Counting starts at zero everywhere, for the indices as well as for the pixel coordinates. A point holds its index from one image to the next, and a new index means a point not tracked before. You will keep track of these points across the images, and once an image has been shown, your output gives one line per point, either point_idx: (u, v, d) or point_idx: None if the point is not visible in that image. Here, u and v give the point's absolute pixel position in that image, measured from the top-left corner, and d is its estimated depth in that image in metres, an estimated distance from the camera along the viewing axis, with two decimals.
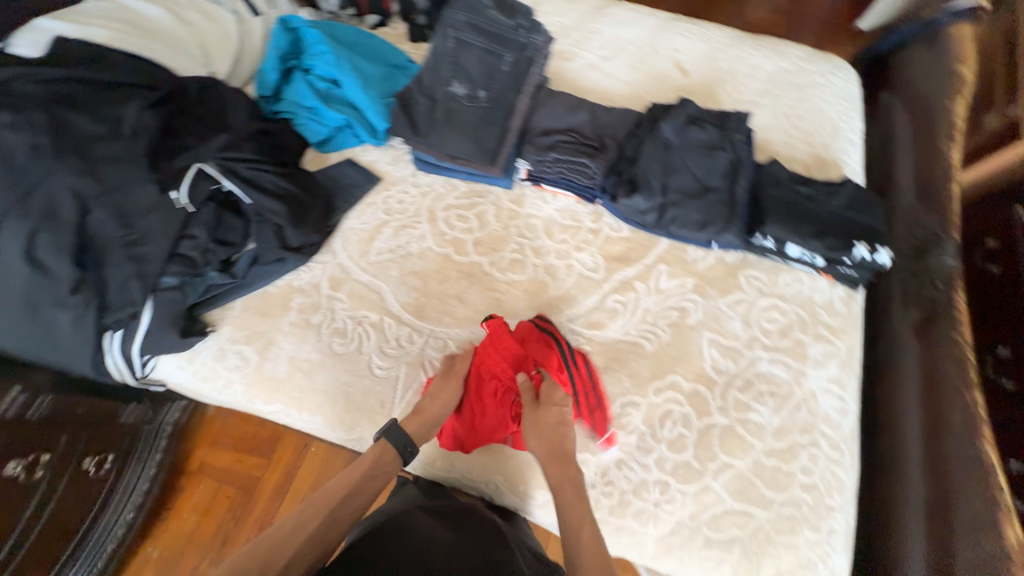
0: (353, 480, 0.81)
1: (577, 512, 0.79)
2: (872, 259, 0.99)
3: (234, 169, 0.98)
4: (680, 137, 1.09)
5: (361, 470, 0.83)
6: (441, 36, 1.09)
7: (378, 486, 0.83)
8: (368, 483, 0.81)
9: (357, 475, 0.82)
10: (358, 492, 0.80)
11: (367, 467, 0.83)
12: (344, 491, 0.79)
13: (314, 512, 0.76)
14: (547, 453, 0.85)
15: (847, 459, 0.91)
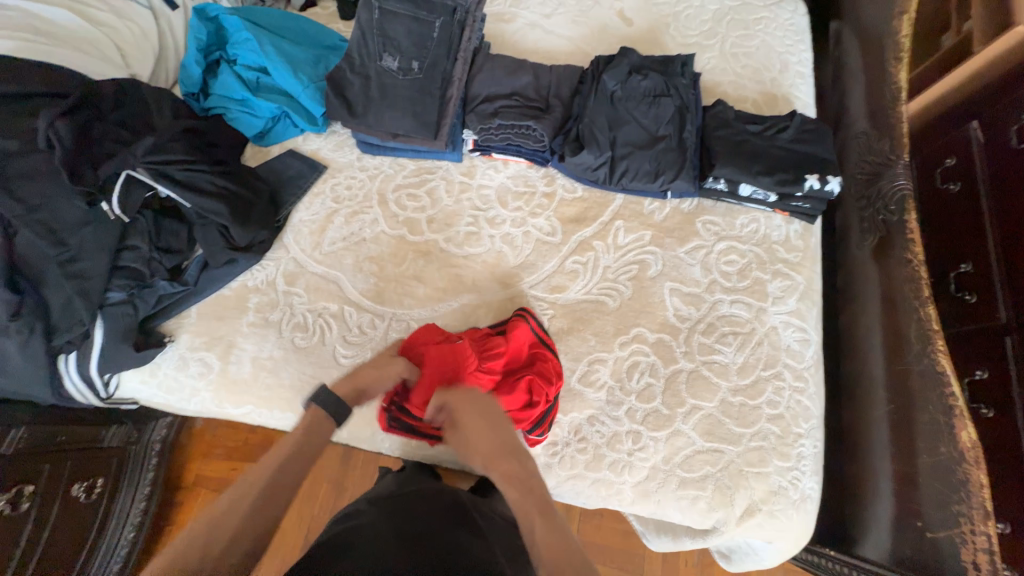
0: (287, 454, 0.70)
1: (530, 506, 0.67)
2: (823, 188, 0.99)
3: (166, 173, 0.94)
4: (624, 88, 1.07)
5: (294, 442, 0.72)
6: (365, 9, 1.04)
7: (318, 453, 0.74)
8: (306, 452, 0.72)
9: (290, 447, 0.71)
10: (295, 463, 0.70)
11: (301, 438, 0.73)
12: (275, 468, 0.68)
13: (245, 491, 0.66)
14: (483, 452, 0.74)
15: (811, 388, 0.93)
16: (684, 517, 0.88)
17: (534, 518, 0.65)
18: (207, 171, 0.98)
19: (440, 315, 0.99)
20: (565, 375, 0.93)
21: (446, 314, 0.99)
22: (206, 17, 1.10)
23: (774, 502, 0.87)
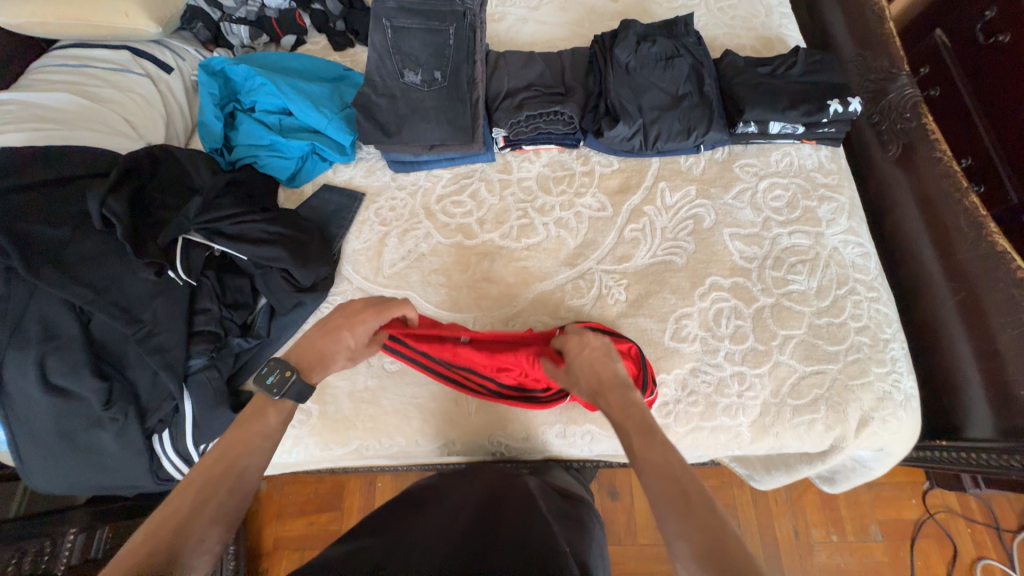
0: (260, 436, 0.68)
1: (632, 427, 0.69)
2: (847, 110, 1.05)
3: (219, 230, 0.92)
4: (636, 57, 1.10)
5: (264, 425, 0.69)
6: (377, 30, 1.05)
7: (276, 436, 0.71)
8: (270, 437, 0.70)
9: (259, 433, 0.69)
10: (264, 445, 0.68)
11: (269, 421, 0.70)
12: (246, 452, 0.66)
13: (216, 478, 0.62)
14: (591, 382, 0.78)
15: (884, 295, 0.98)
16: (803, 443, 0.91)
17: (635, 435, 0.68)
18: (258, 220, 0.96)
19: (520, 310, 1.00)
20: (656, 336, 0.95)
21: (524, 306, 1.01)
22: (212, 71, 1.08)
23: (883, 407, 0.90)
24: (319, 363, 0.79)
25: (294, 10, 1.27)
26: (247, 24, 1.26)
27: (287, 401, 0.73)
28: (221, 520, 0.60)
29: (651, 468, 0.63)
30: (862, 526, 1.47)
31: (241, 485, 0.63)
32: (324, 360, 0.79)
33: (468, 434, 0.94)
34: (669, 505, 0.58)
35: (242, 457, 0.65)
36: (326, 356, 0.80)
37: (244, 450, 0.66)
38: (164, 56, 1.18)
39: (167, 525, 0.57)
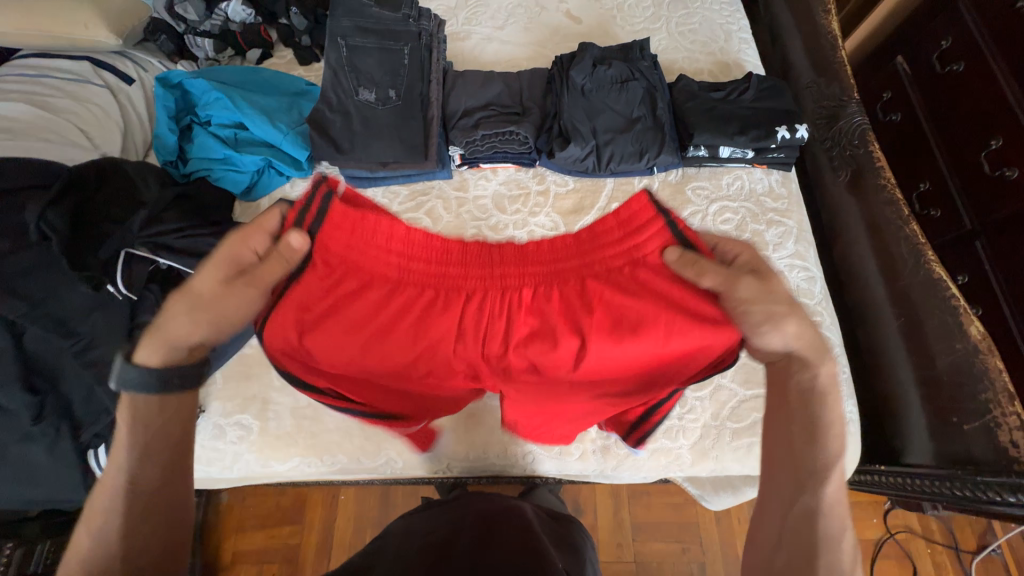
0: (133, 458, 0.57)
1: (809, 454, 0.61)
2: (794, 137, 1.07)
3: (165, 243, 0.92)
4: (592, 80, 1.12)
5: (125, 442, 0.58)
6: (332, 47, 1.04)
7: (158, 446, 0.59)
8: (146, 459, 0.58)
9: (124, 459, 0.57)
10: (141, 463, 0.58)
11: (135, 424, 0.58)
12: (121, 476, 0.57)
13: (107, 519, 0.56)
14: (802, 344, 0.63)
15: (827, 319, 1.00)
16: (744, 466, 0.91)
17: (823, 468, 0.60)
18: (207, 235, 0.97)
19: None
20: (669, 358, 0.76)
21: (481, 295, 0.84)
22: (170, 84, 1.08)
23: None
24: (160, 333, 0.59)
25: (259, 25, 1.28)
26: (211, 37, 1.27)
27: (127, 395, 0.58)
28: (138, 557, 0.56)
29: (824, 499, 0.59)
30: None
31: (152, 493, 0.58)
32: (170, 334, 0.59)
33: (411, 452, 0.94)
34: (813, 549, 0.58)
35: (130, 470, 0.57)
36: (169, 324, 0.59)
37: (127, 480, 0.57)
38: (126, 68, 1.19)
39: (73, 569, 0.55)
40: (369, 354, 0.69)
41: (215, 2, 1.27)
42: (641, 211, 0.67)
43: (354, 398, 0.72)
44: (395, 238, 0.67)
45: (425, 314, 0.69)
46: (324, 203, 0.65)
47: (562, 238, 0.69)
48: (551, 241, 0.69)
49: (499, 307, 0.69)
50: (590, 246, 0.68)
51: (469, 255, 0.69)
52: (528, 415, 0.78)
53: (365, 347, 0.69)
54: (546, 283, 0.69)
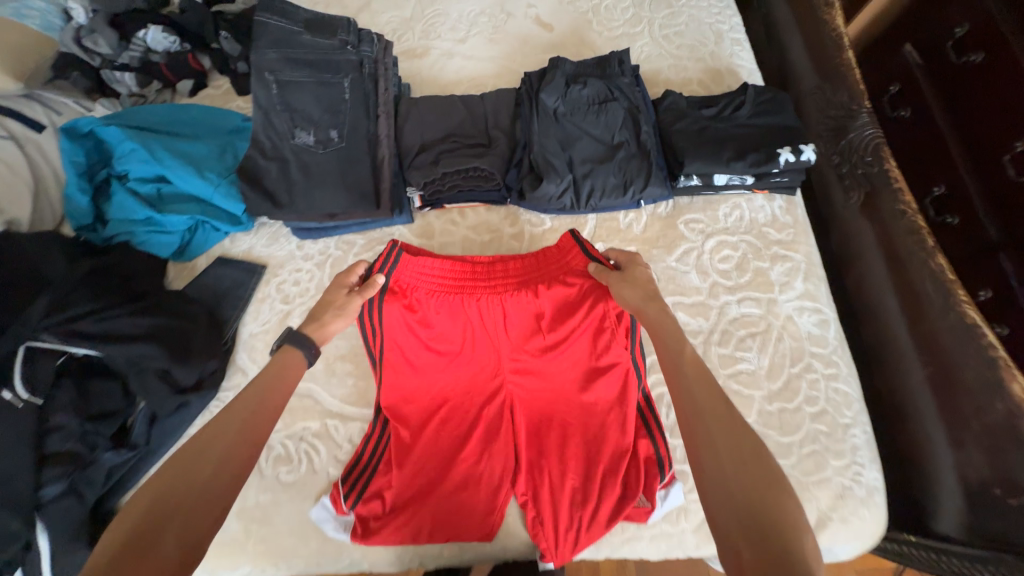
0: (270, 391, 0.67)
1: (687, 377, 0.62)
2: (800, 159, 0.93)
3: (79, 330, 0.80)
4: (566, 102, 0.98)
5: (265, 378, 0.69)
6: (259, 84, 0.89)
7: (288, 388, 0.70)
8: (273, 393, 0.67)
9: (264, 387, 0.67)
10: (269, 397, 0.67)
11: (274, 369, 0.71)
12: (254, 400, 0.65)
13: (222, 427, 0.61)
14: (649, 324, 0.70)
15: (844, 370, 0.87)
16: None
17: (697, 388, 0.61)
18: (127, 313, 0.84)
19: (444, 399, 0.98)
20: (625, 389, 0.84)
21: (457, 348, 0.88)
22: (78, 133, 0.93)
23: (843, 505, 0.79)
24: (313, 318, 0.78)
25: (187, 53, 1.12)
26: (132, 71, 1.11)
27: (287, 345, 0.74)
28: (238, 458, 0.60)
29: (704, 379, 0.62)
30: None
31: (255, 421, 0.63)
32: (322, 321, 0.78)
33: (378, 554, 0.81)
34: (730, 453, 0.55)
35: (249, 404, 0.65)
36: (320, 312, 0.79)
37: (256, 402, 0.65)
38: (34, 112, 1.03)
39: (170, 473, 0.56)
40: (398, 408, 0.85)
41: (130, 30, 1.10)
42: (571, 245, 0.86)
43: (384, 469, 0.82)
44: (419, 288, 0.85)
45: (441, 363, 0.87)
46: (394, 254, 0.85)
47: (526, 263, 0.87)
48: (521, 265, 0.87)
49: (491, 325, 0.86)
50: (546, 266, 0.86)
51: (473, 296, 0.85)
52: (542, 461, 0.82)
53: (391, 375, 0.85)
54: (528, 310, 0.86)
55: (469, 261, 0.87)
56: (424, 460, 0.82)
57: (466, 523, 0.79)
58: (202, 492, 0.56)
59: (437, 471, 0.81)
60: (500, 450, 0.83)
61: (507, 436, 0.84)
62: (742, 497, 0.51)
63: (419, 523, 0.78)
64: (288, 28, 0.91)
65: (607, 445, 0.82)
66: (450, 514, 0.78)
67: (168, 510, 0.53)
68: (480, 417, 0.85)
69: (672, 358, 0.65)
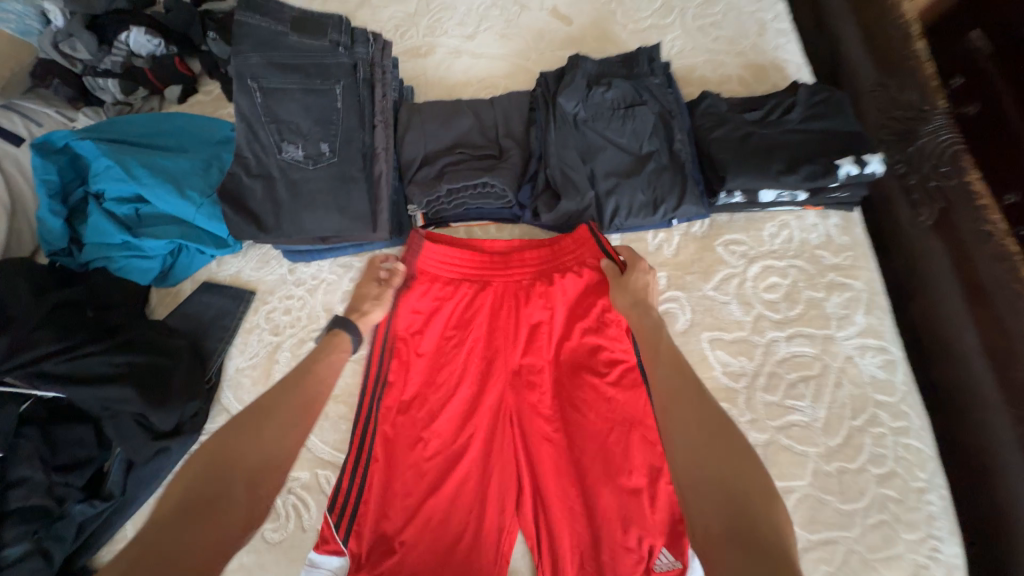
0: (322, 375, 0.72)
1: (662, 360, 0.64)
2: (864, 172, 0.79)
3: (46, 371, 0.73)
4: (587, 107, 0.86)
5: (317, 360, 0.73)
6: (242, 93, 0.80)
7: (332, 376, 0.72)
8: (323, 376, 0.72)
9: (316, 370, 0.72)
10: (314, 383, 0.70)
11: (322, 353, 0.74)
12: (305, 384, 0.70)
13: (265, 410, 0.65)
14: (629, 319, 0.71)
15: (917, 423, 0.74)
16: None
17: (665, 371, 0.63)
18: (99, 352, 0.76)
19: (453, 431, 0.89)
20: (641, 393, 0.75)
21: (462, 349, 0.81)
22: (53, 149, 0.85)
23: None
24: (354, 309, 0.80)
25: (173, 56, 1.04)
26: (115, 77, 1.02)
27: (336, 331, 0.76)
28: (288, 431, 0.64)
29: (681, 372, 0.62)
30: None
31: (299, 404, 0.67)
32: (362, 311, 0.79)
33: None
34: (705, 427, 0.56)
35: (299, 385, 0.69)
36: (359, 304, 0.80)
37: (316, 378, 0.71)
38: (12, 123, 0.95)
39: (220, 445, 0.60)
40: (390, 423, 0.78)
41: (112, 33, 1.01)
42: (584, 240, 0.81)
43: (375, 494, 0.74)
44: (438, 276, 0.83)
45: (437, 373, 0.80)
46: (419, 243, 0.83)
47: (538, 256, 0.83)
48: (534, 257, 0.83)
49: (502, 320, 0.82)
50: (561, 260, 0.82)
51: (486, 288, 0.83)
52: (553, 470, 0.74)
53: (394, 375, 0.80)
54: (540, 307, 0.81)
55: (483, 254, 0.85)
56: (419, 483, 0.75)
57: (469, 558, 0.71)
58: (249, 469, 0.59)
59: (435, 498, 0.74)
60: (503, 473, 0.75)
61: (511, 449, 0.76)
62: (713, 483, 0.51)
63: (421, 540, 0.72)
64: (272, 28, 0.80)
65: (628, 459, 0.72)
66: (450, 543, 0.72)
67: (210, 491, 0.56)
68: (483, 422, 0.78)
69: (650, 345, 0.67)
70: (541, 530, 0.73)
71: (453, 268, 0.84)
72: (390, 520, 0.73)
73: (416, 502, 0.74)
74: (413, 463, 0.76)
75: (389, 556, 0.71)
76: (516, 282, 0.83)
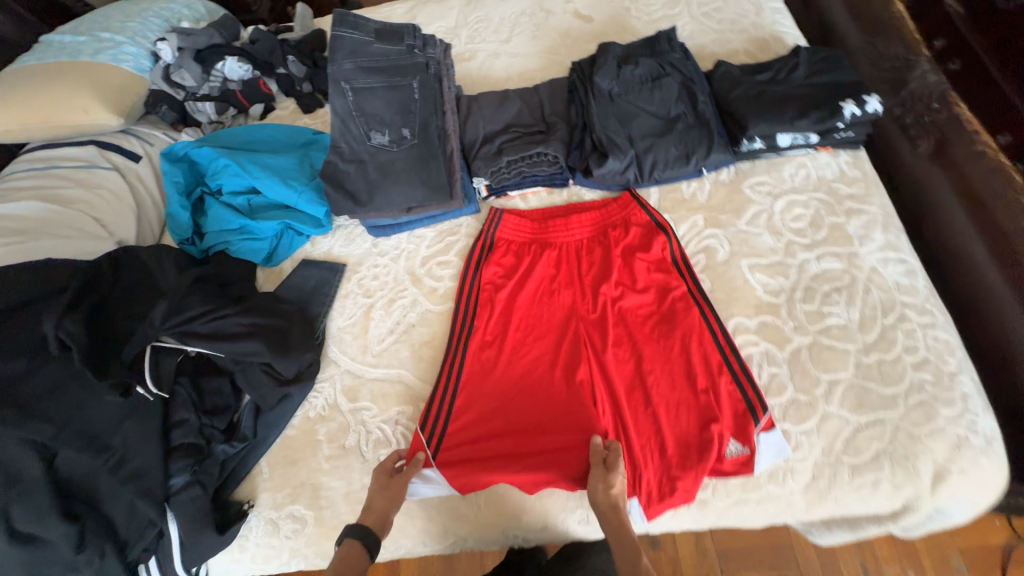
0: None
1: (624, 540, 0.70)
2: (865, 111, 0.92)
3: (191, 330, 0.85)
4: (620, 83, 1.01)
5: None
6: (337, 93, 0.96)
7: None
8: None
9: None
10: None
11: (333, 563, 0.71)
12: None
13: None
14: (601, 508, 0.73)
15: (941, 318, 0.84)
16: (870, 506, 0.77)
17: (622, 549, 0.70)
18: (232, 313, 0.89)
19: None
20: (694, 311, 0.88)
21: (534, 293, 0.96)
22: (175, 157, 1.03)
23: (961, 456, 0.76)
24: (368, 506, 0.77)
25: (258, 78, 1.22)
26: (212, 100, 1.21)
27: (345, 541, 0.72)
28: None
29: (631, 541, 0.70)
30: (942, 558, 1.14)
31: None
32: (372, 505, 0.77)
33: (477, 526, 0.83)
34: None
35: None
36: (373, 499, 0.78)
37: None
38: (131, 145, 1.13)
39: None
40: (474, 358, 0.91)
41: (210, 64, 1.22)
42: (630, 204, 0.99)
43: (464, 414, 0.86)
44: (511, 241, 1.01)
45: (513, 314, 0.94)
46: (498, 216, 1.02)
47: (595, 217, 1.00)
48: (591, 218, 1.00)
49: (567, 270, 0.97)
50: (612, 219, 0.99)
51: (551, 246, 0.99)
52: (623, 385, 0.85)
53: (478, 319, 0.95)
54: (599, 256, 0.97)
55: (547, 218, 1.02)
56: (505, 404, 0.87)
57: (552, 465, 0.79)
58: None
59: (519, 415, 0.85)
60: (578, 391, 0.86)
61: (585, 370, 0.87)
62: None
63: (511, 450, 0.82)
64: (359, 39, 0.99)
65: (689, 367, 0.84)
66: (534, 452, 0.82)
67: None
68: (558, 349, 0.90)
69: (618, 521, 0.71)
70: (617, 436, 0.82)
71: (523, 235, 1.01)
72: (478, 437, 0.84)
73: (502, 419, 0.85)
74: (497, 388, 0.88)
75: (482, 465, 0.82)
76: (576, 240, 0.99)
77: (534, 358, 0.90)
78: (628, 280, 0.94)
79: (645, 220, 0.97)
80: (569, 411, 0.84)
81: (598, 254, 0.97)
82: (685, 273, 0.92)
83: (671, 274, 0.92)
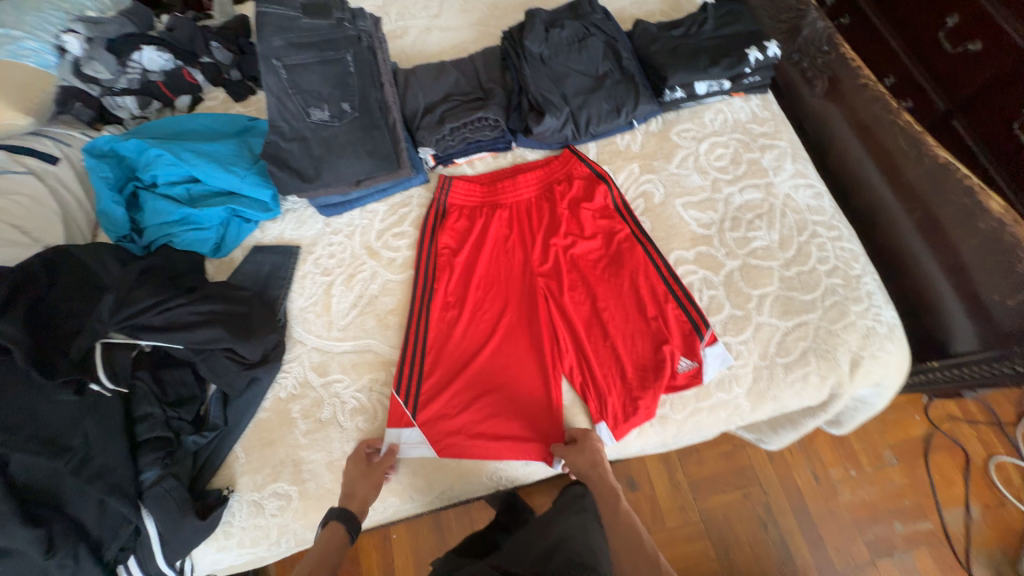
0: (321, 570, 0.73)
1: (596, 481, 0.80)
2: (766, 56, 1.03)
3: (144, 324, 0.83)
4: (549, 46, 1.06)
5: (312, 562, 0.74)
6: (269, 72, 0.96)
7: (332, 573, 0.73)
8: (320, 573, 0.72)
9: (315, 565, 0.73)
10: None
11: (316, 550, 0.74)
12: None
13: None
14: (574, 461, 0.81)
15: (845, 232, 0.97)
16: (803, 399, 0.87)
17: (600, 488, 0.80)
18: (185, 302, 0.86)
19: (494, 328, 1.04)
20: (638, 249, 0.95)
21: (490, 251, 1.00)
22: (101, 153, 0.99)
23: (871, 344, 0.88)
24: (348, 492, 0.79)
25: (180, 69, 1.17)
26: (132, 94, 1.15)
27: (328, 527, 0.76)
28: None
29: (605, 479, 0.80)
30: (875, 452, 1.30)
31: None
32: (352, 493, 0.79)
33: (462, 475, 0.86)
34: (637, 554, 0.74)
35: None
36: (353, 486, 0.80)
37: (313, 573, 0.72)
38: (44, 146, 1.05)
39: None
40: (438, 320, 0.95)
41: (126, 55, 1.17)
42: (571, 160, 1.05)
43: (436, 373, 0.90)
44: (462, 206, 1.04)
45: (472, 273, 0.98)
46: (447, 183, 1.05)
47: (540, 175, 1.05)
48: (536, 176, 1.05)
49: (518, 227, 1.02)
50: (555, 175, 1.05)
51: (501, 206, 1.04)
52: (582, 325, 0.92)
53: (439, 282, 0.98)
54: (547, 211, 1.02)
55: (495, 181, 1.06)
56: (474, 359, 0.91)
57: (530, 411, 0.86)
58: None
59: (489, 367, 0.89)
60: (541, 336, 0.91)
61: (546, 317, 0.93)
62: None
63: (483, 400, 0.87)
64: (286, 15, 0.98)
65: (639, 301, 0.91)
66: (507, 399, 0.87)
67: None
68: (519, 301, 0.95)
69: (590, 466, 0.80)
70: (581, 374, 0.89)
71: (473, 199, 1.05)
72: (452, 392, 0.88)
73: (473, 373, 0.89)
74: (465, 344, 0.92)
75: (458, 418, 0.86)
76: (524, 199, 1.04)
77: (496, 310, 0.95)
78: (576, 230, 1.00)
79: (585, 172, 1.04)
80: (535, 357, 0.90)
81: (546, 209, 1.02)
82: (627, 217, 0.99)
83: (615, 219, 0.99)
